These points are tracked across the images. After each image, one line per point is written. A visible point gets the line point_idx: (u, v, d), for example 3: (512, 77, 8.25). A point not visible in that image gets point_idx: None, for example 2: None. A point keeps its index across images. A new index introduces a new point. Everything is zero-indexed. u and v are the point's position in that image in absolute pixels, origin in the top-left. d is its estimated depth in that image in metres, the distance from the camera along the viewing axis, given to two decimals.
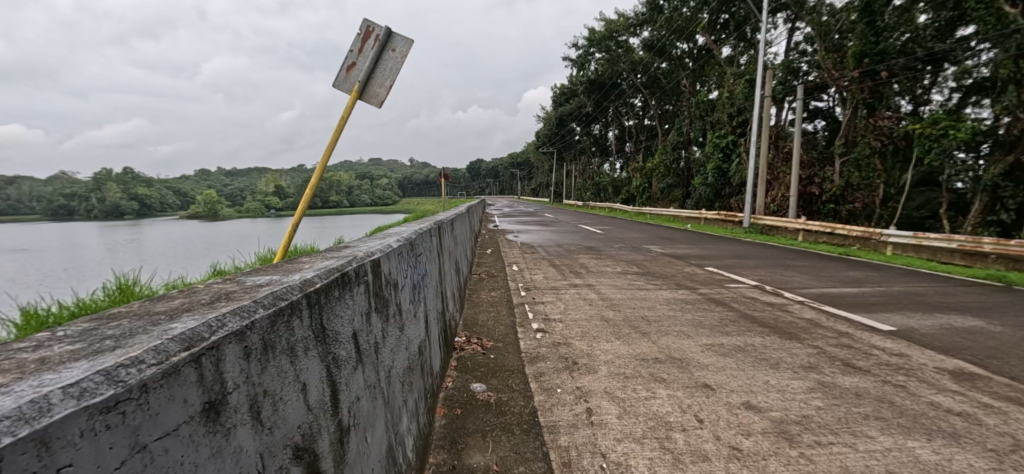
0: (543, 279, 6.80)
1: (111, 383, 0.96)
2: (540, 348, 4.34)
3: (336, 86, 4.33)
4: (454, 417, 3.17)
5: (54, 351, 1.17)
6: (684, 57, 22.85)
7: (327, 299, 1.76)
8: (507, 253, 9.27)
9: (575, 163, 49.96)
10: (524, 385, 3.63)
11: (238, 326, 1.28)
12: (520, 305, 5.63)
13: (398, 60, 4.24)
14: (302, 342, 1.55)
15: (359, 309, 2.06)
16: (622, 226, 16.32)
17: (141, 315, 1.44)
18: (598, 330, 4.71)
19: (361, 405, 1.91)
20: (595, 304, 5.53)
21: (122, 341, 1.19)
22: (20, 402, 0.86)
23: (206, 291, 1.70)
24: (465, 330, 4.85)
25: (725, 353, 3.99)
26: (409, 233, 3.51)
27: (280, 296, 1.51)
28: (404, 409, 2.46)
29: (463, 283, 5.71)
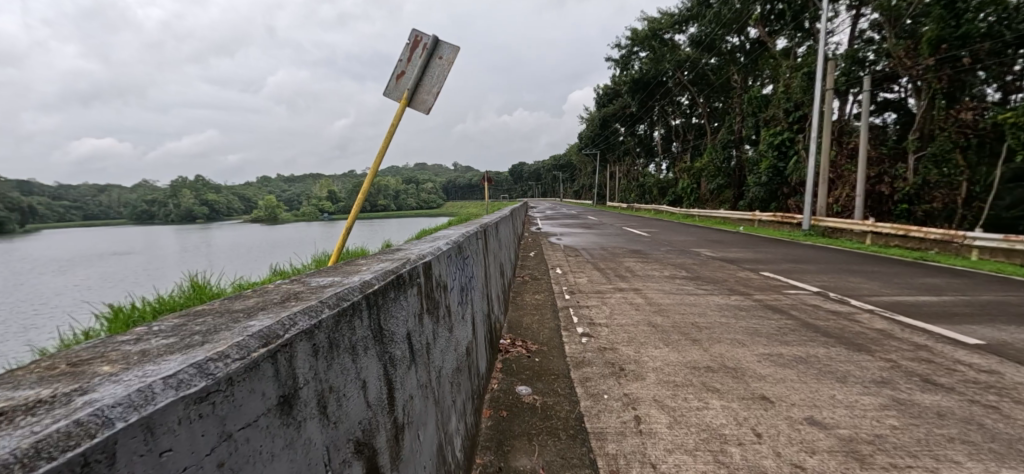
0: (588, 283, 6.74)
1: (204, 375, 1.03)
2: (585, 353, 4.33)
3: (386, 95, 4.46)
4: (500, 419, 3.20)
5: (152, 344, 1.26)
6: (735, 51, 22.23)
7: (383, 300, 1.81)
8: (551, 256, 9.24)
9: (618, 164, 49.43)
10: (570, 390, 3.63)
11: (308, 324, 1.33)
12: (565, 309, 5.61)
13: (444, 67, 4.32)
14: (363, 340, 1.61)
15: (412, 311, 2.10)
16: (667, 228, 16.07)
17: (223, 312, 1.52)
18: (646, 335, 4.63)
19: (414, 404, 1.95)
20: (641, 309, 5.43)
21: (209, 337, 1.27)
22: (130, 390, 0.94)
23: (277, 291, 1.78)
24: (511, 332, 4.91)
25: (785, 364, 3.84)
26: (458, 236, 3.56)
27: (343, 297, 1.56)
28: (452, 410, 2.48)
29: (507, 284, 5.77)
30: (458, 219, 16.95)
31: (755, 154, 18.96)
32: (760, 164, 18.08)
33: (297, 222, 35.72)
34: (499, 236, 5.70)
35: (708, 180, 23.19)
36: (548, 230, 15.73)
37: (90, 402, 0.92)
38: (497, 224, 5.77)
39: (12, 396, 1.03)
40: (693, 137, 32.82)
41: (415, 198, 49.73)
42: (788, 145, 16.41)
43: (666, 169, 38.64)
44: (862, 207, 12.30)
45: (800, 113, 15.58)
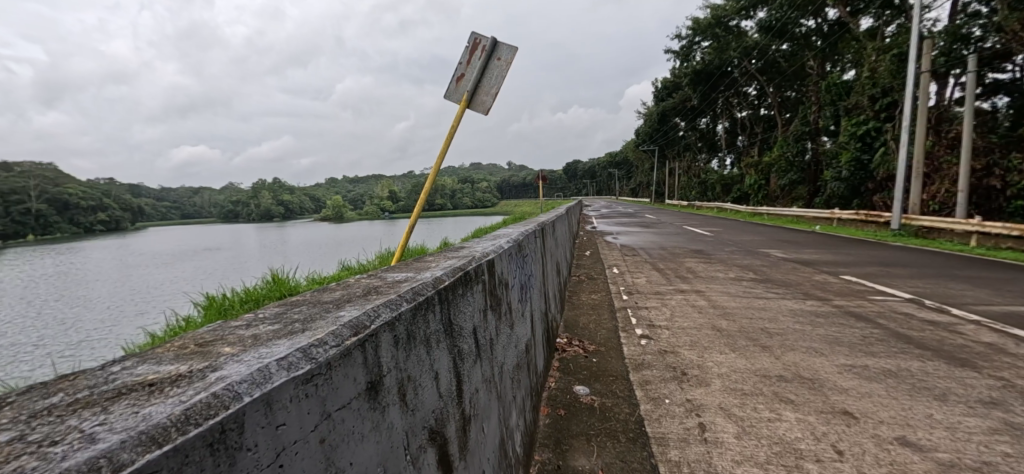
0: (646, 283, 6.52)
1: (309, 359, 1.21)
2: (645, 355, 4.20)
3: (447, 97, 4.49)
4: (558, 418, 3.16)
5: (261, 330, 1.51)
6: (810, 35, 20.95)
7: (453, 296, 2.01)
8: (607, 255, 9.05)
9: (679, 161, 47.95)
10: (629, 392, 3.54)
11: (390, 317, 1.54)
12: (622, 309, 5.45)
13: (503, 68, 4.24)
14: (435, 334, 1.81)
15: (478, 307, 2.28)
16: (733, 227, 15.41)
17: (315, 303, 1.79)
18: (710, 339, 4.39)
19: (479, 397, 2.13)
20: (705, 312, 5.17)
21: (307, 325, 1.50)
22: (252, 369, 1.14)
23: (357, 284, 2.06)
24: (567, 332, 4.86)
25: (872, 377, 3.51)
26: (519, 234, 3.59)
27: (418, 292, 1.78)
28: (515, 405, 2.61)
29: (563, 284, 5.68)
30: (512, 218, 16.96)
31: (834, 146, 17.75)
32: (840, 156, 16.94)
33: (359, 224, 37.13)
34: (556, 234, 5.62)
35: (778, 175, 21.96)
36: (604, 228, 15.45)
37: (222, 378, 1.13)
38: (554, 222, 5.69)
39: (160, 371, 1.28)
40: (762, 129, 31.18)
41: (472, 198, 50.34)
42: (873, 135, 15.29)
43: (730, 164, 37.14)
44: (965, 205, 11.24)
45: (888, 100, 14.55)
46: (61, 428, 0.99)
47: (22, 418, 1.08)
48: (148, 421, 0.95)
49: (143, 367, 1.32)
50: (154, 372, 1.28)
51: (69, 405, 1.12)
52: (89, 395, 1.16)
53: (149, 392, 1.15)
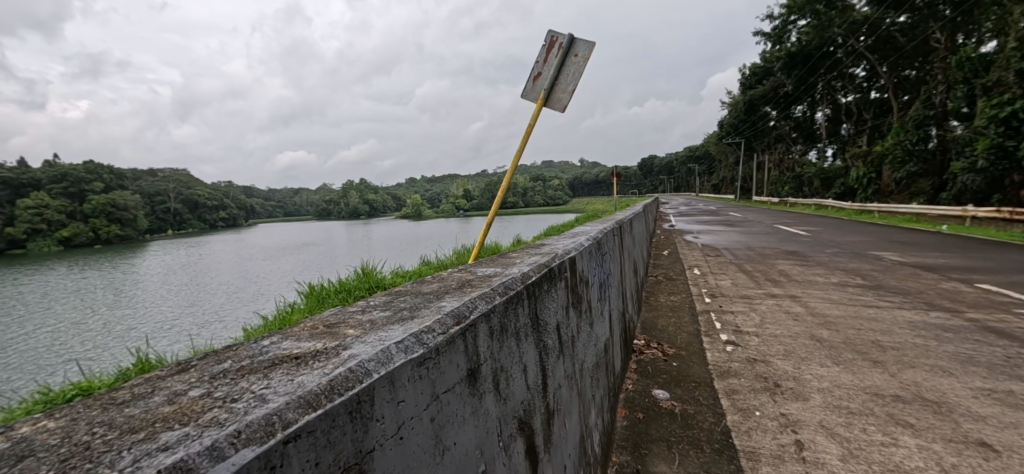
0: (731, 286, 6.08)
1: (420, 344, 1.53)
2: (732, 362, 3.93)
3: (524, 96, 4.41)
4: (637, 420, 3.21)
5: (374, 316, 1.90)
6: (936, 4, 18.49)
7: (538, 291, 2.36)
8: (687, 255, 8.58)
9: (769, 154, 44.81)
10: (714, 401, 3.40)
11: (485, 308, 1.88)
12: (704, 313, 5.09)
13: (580, 65, 4.08)
14: (523, 328, 2.14)
15: (560, 304, 2.65)
16: (832, 226, 14.11)
17: (418, 294, 2.22)
18: (808, 350, 3.99)
19: (562, 392, 2.45)
20: (802, 319, 4.71)
21: (415, 312, 1.89)
22: (377, 350, 1.46)
23: (450, 278, 2.51)
24: (644, 334, 4.67)
25: (1017, 405, 3.01)
26: (596, 233, 4.06)
27: (509, 287, 2.13)
28: (594, 404, 2.87)
29: (640, 284, 5.41)
30: (586, 216, 16.53)
31: (965, 133, 15.61)
32: (973, 144, 14.87)
33: (437, 222, 38.00)
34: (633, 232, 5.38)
35: (890, 168, 19.71)
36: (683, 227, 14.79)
37: (353, 357, 1.44)
38: (631, 220, 5.48)
39: (301, 347, 1.62)
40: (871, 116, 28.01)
41: (542, 195, 51.02)
42: (1019, 117, 12.99)
43: (831, 156, 33.82)
44: None
45: None
46: (237, 388, 1.35)
47: (205, 377, 1.46)
48: (303, 389, 1.27)
49: (285, 344, 1.68)
50: (296, 348, 1.63)
51: (237, 370, 1.48)
52: (251, 364, 1.52)
53: (297, 364, 1.48)
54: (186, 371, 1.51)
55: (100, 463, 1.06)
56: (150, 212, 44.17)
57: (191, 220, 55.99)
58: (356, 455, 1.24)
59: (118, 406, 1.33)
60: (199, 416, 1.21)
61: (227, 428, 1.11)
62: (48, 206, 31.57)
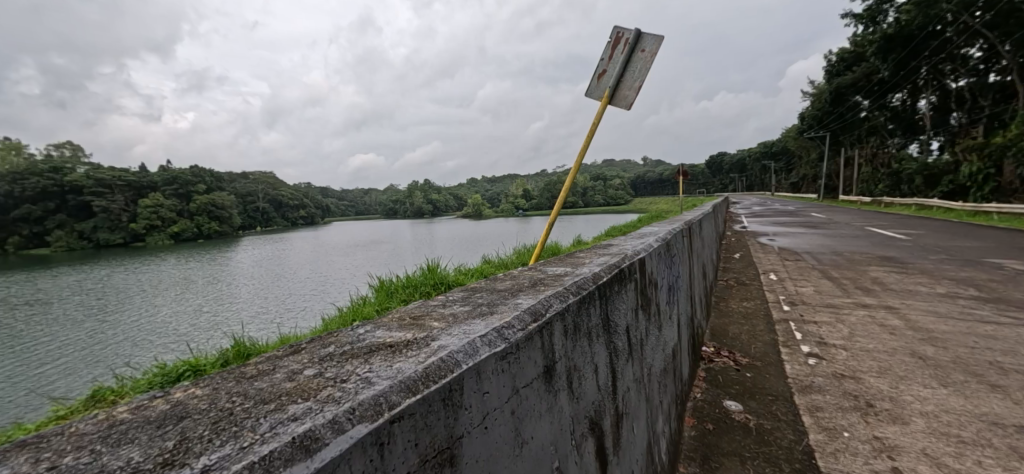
0: (814, 294, 5.61)
1: (502, 339, 1.58)
2: (815, 377, 3.60)
3: (588, 95, 4.30)
4: (706, 432, 3.06)
5: (455, 310, 2.01)
6: None
7: (609, 292, 2.35)
8: (762, 259, 8.05)
9: (856, 149, 41.31)
10: (794, 417, 3.14)
11: (560, 306, 1.91)
12: (782, 322, 4.69)
13: (647, 61, 3.86)
14: (594, 328, 2.16)
15: (630, 305, 2.61)
16: (932, 229, 12.73)
17: (493, 291, 2.30)
18: (908, 368, 3.57)
19: (631, 396, 2.42)
20: (900, 334, 4.24)
21: (492, 308, 1.95)
22: (463, 341, 1.54)
23: (523, 276, 2.63)
24: (713, 342, 4.39)
25: None
26: (665, 234, 3.85)
27: (581, 286, 2.15)
28: (663, 411, 2.80)
29: (709, 289, 5.08)
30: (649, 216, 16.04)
31: None
32: None
33: (499, 222, 38.10)
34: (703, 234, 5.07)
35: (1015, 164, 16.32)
36: (756, 229, 14.01)
37: (441, 348, 1.52)
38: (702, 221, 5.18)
39: (393, 336, 1.74)
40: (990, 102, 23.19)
41: (603, 195, 50.82)
42: None
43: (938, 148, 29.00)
44: None
45: None
46: (344, 370, 1.47)
47: (315, 359, 1.59)
48: (401, 374, 1.36)
49: (378, 333, 1.81)
50: (389, 336, 1.75)
51: (341, 355, 1.60)
52: (352, 349, 1.65)
53: (391, 352, 1.57)
54: (298, 352, 1.67)
55: (243, 427, 1.21)
56: (242, 211, 48.20)
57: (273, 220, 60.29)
58: (447, 440, 1.34)
59: (248, 379, 1.49)
60: (317, 394, 1.34)
61: (344, 405, 1.23)
62: (165, 206, 37.50)
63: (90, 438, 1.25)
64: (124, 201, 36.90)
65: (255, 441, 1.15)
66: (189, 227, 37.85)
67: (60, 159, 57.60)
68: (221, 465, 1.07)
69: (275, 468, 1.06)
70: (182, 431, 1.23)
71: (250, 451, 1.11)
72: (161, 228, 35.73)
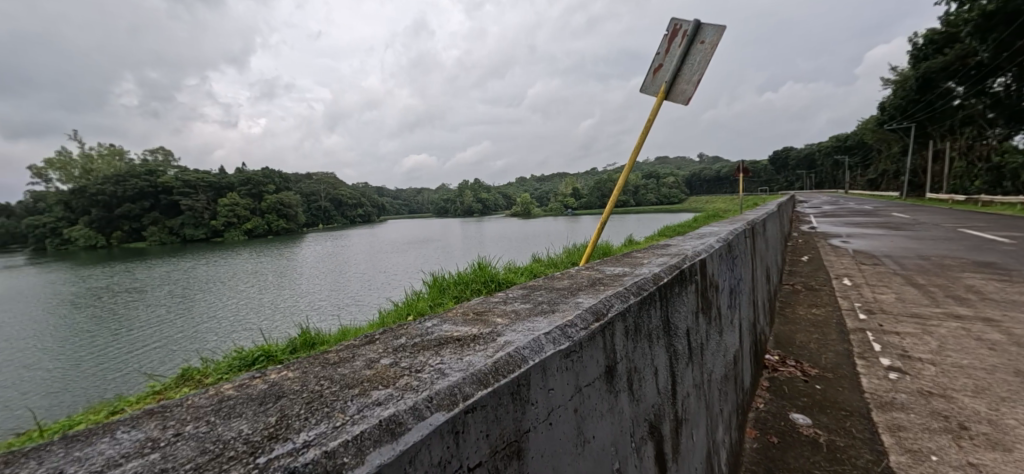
0: (895, 302, 5.14)
1: (565, 338, 1.62)
2: (897, 393, 3.28)
3: (643, 91, 4.15)
4: (770, 445, 2.88)
5: (515, 307, 2.06)
6: None
7: (670, 294, 2.33)
8: (834, 262, 7.52)
9: (940, 141, 38.05)
10: (872, 435, 2.87)
11: (621, 306, 1.93)
12: (858, 332, 4.32)
13: (707, 52, 3.61)
14: (654, 329, 2.14)
15: (691, 308, 2.55)
16: None
17: (551, 289, 2.35)
18: (1010, 390, 3.18)
19: (690, 402, 2.37)
20: (999, 350, 3.79)
21: (553, 306, 2.01)
22: (529, 338, 1.59)
23: (580, 276, 2.72)
24: (778, 350, 4.10)
25: None
26: (727, 234, 3.64)
27: (641, 287, 2.15)
28: (722, 419, 2.71)
29: (774, 293, 4.75)
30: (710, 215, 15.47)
31: None
32: None
33: (555, 221, 37.98)
34: (768, 235, 4.77)
35: None
36: (825, 229, 13.24)
37: (509, 344, 1.57)
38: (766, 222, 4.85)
39: (460, 330, 1.80)
40: None
41: (656, 193, 50.15)
42: None
43: None
44: None
45: None
46: (418, 360, 1.55)
47: (389, 349, 1.68)
48: (472, 367, 1.42)
49: (445, 326, 1.87)
50: (455, 330, 1.81)
51: (413, 346, 1.69)
52: (422, 341, 1.74)
53: (460, 345, 1.64)
54: (374, 342, 1.77)
55: (335, 409, 1.30)
56: (308, 210, 50.49)
57: (335, 217, 63.03)
58: (516, 434, 1.39)
59: (332, 364, 1.60)
60: (395, 381, 1.42)
61: (422, 393, 1.31)
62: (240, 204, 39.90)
63: (204, 410, 1.37)
64: (206, 200, 39.76)
65: (346, 422, 1.23)
66: (260, 224, 40.08)
67: (154, 162, 62.99)
68: (320, 441, 1.16)
69: (368, 448, 1.14)
70: (281, 409, 1.33)
71: (343, 429, 1.20)
72: (236, 225, 38.25)
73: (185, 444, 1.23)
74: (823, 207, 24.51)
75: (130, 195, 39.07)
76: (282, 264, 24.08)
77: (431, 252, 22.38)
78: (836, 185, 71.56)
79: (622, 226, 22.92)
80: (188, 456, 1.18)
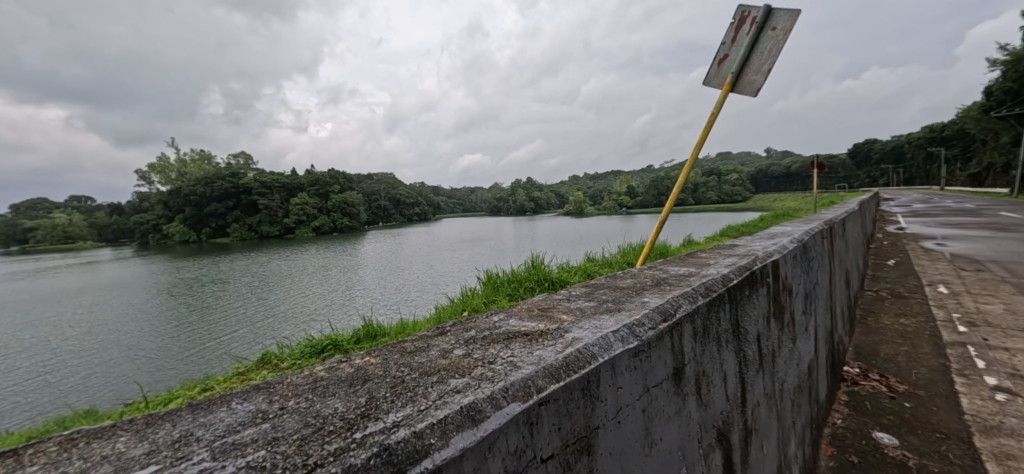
0: (1002, 313, 4.56)
1: (633, 337, 1.55)
2: (1004, 417, 2.90)
3: (707, 83, 3.89)
4: (850, 465, 2.63)
5: (579, 305, 1.98)
6: None
7: (740, 297, 2.12)
8: (927, 267, 6.82)
9: None
10: (971, 463, 2.57)
11: (689, 307, 1.80)
12: (955, 345, 3.88)
13: (779, 39, 3.31)
14: (724, 332, 1.96)
15: (762, 312, 2.31)
16: None
17: (615, 289, 2.25)
18: None
19: (760, 412, 2.17)
20: None
21: (617, 305, 1.90)
22: (596, 336, 1.53)
23: (642, 276, 2.53)
24: (859, 361, 3.74)
25: None
26: (801, 235, 3.32)
27: (711, 288, 1.98)
28: (794, 432, 2.50)
29: (855, 300, 4.34)
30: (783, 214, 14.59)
31: None
32: None
33: (616, 219, 37.25)
34: (847, 236, 4.35)
35: None
36: (914, 229, 12.15)
37: (575, 342, 1.52)
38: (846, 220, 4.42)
39: (527, 325, 1.74)
40: None
41: (719, 191, 48.53)
42: None
43: None
44: None
45: None
46: (489, 353, 1.53)
47: (462, 341, 1.65)
48: (542, 362, 1.39)
49: (512, 320, 1.81)
50: (523, 326, 1.75)
51: (483, 339, 1.65)
52: (492, 334, 1.69)
53: (528, 340, 1.60)
54: (444, 334, 1.75)
55: (418, 394, 1.32)
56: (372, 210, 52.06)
57: (396, 215, 64.93)
58: (586, 429, 1.36)
59: (409, 353, 1.59)
60: (470, 371, 1.41)
61: (498, 384, 1.30)
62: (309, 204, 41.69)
63: (302, 388, 1.41)
64: (280, 200, 41.95)
65: (428, 406, 1.25)
66: (327, 223, 41.68)
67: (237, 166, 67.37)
68: (408, 423, 1.18)
69: (452, 431, 1.16)
70: (370, 391, 1.36)
71: (428, 413, 1.22)
72: (304, 222, 40.08)
73: (290, 417, 1.28)
74: (910, 205, 22.59)
75: (216, 195, 41.95)
76: (345, 260, 24.90)
77: (486, 250, 22.40)
78: (921, 181, 66.06)
79: (686, 226, 22.07)
80: (294, 428, 1.23)
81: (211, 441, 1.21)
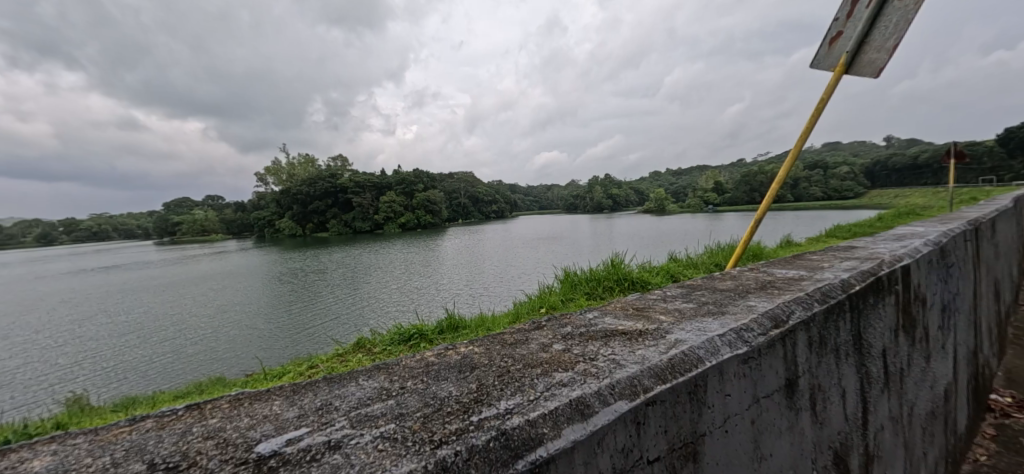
0: None
1: (741, 342, 1.46)
2: None
3: (815, 67, 3.39)
4: None
5: (677, 306, 1.85)
6: None
7: (865, 305, 1.84)
8: None
9: None
10: None
11: (804, 315, 1.62)
12: None
13: (907, 10, 2.76)
14: (844, 345, 1.73)
15: (890, 325, 1.94)
16: None
17: (714, 290, 2.01)
18: None
19: (885, 438, 1.87)
20: None
21: (720, 307, 1.76)
22: (703, 338, 1.47)
23: (745, 278, 2.18)
24: (1012, 389, 3.10)
25: None
26: (938, 236, 2.79)
27: (829, 294, 1.74)
28: (925, 465, 2.13)
29: (1005, 316, 3.62)
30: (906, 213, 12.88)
31: None
32: None
33: (706, 218, 35.22)
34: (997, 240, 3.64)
35: None
36: None
37: (681, 343, 1.47)
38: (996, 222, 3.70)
39: (624, 324, 1.71)
40: None
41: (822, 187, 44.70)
42: None
43: None
44: None
45: None
46: (590, 349, 1.54)
47: (559, 336, 1.68)
48: (647, 362, 1.37)
49: (608, 319, 1.78)
50: (620, 324, 1.72)
51: (582, 335, 1.66)
52: (590, 331, 1.69)
53: (628, 339, 1.57)
54: (543, 328, 1.77)
55: (526, 383, 1.37)
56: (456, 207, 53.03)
57: (478, 213, 65.77)
58: (692, 435, 1.34)
59: (510, 345, 1.65)
60: (574, 365, 1.44)
61: (604, 380, 1.32)
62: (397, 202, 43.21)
63: (419, 370, 1.52)
64: (371, 198, 43.94)
65: (539, 397, 1.29)
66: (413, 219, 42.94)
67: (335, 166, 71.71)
68: (520, 411, 1.24)
69: (563, 423, 1.21)
70: (480, 377, 1.43)
71: (540, 403, 1.27)
72: (392, 219, 41.72)
73: (411, 396, 1.37)
74: None
75: (318, 194, 44.94)
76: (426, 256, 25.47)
77: (563, 248, 21.84)
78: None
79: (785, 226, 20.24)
80: (417, 406, 1.32)
81: (349, 411, 1.33)
